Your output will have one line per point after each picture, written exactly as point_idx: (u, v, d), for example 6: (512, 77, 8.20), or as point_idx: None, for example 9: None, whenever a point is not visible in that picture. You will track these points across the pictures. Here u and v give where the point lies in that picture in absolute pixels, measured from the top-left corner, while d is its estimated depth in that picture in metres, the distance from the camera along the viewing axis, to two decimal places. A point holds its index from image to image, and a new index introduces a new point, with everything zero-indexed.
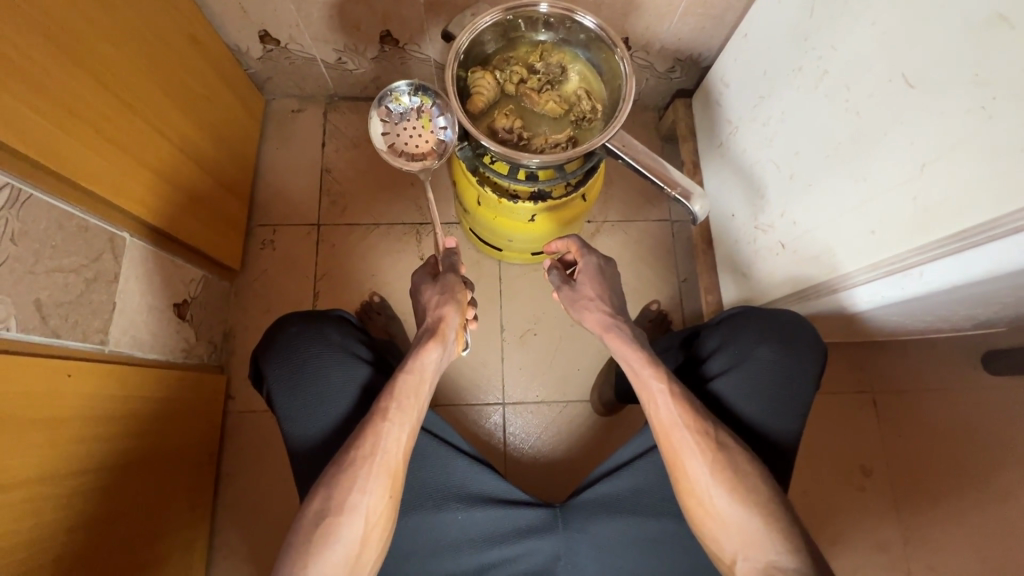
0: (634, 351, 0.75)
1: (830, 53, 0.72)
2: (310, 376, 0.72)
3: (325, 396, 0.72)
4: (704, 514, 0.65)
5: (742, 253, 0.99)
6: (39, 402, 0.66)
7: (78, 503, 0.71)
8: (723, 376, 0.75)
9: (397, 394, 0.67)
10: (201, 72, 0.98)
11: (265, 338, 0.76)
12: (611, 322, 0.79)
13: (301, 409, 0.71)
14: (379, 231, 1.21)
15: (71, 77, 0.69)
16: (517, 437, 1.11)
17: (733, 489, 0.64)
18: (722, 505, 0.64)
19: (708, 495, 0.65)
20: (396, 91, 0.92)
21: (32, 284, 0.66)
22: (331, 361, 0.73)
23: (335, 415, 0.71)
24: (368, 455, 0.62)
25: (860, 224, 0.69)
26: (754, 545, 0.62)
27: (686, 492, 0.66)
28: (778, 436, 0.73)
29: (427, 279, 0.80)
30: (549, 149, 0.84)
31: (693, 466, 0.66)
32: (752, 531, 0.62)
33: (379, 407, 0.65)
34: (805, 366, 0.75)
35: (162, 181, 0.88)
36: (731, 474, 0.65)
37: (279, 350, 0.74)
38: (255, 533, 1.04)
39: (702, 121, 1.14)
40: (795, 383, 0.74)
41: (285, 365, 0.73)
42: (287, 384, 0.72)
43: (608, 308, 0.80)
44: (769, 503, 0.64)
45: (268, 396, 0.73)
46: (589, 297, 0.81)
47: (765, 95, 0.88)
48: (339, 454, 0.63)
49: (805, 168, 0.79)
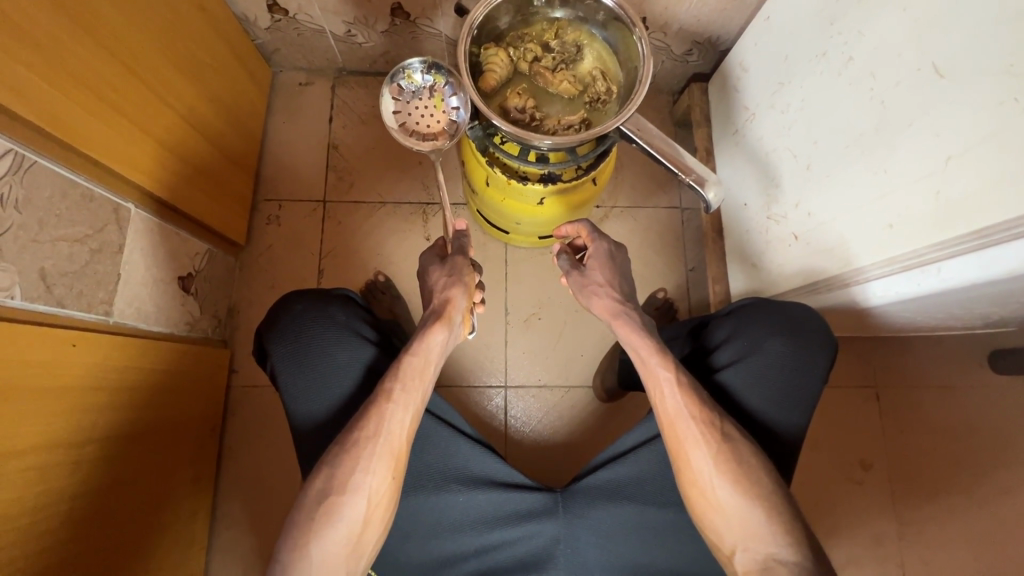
0: (641, 339, 0.74)
1: (857, 39, 0.70)
2: (314, 354, 0.72)
3: (329, 374, 0.72)
4: (706, 503, 0.65)
5: (753, 243, 0.98)
6: (43, 370, 0.66)
7: (83, 471, 0.72)
8: (728, 367, 0.75)
9: (402, 375, 0.67)
10: (207, 40, 0.96)
11: (269, 315, 0.76)
12: (620, 309, 0.78)
13: (305, 387, 0.71)
14: (386, 209, 1.20)
15: (74, 40, 0.67)
16: (519, 420, 1.11)
17: (734, 479, 0.64)
18: (724, 497, 0.64)
19: (710, 485, 0.65)
20: (409, 69, 0.90)
21: (37, 253, 0.65)
22: (336, 339, 0.73)
23: (340, 393, 0.71)
24: (372, 436, 0.62)
25: (877, 218, 0.67)
26: (754, 536, 0.62)
27: (688, 481, 0.66)
28: (783, 429, 0.73)
29: (435, 261, 0.80)
30: (561, 131, 0.82)
31: (695, 456, 0.66)
32: (752, 524, 0.62)
33: (384, 387, 0.65)
34: (814, 360, 0.74)
35: (168, 152, 0.87)
36: (733, 463, 0.65)
37: (284, 327, 0.73)
38: (257, 506, 1.05)
39: (718, 107, 1.11)
40: (802, 376, 0.73)
41: (289, 342, 0.72)
42: (291, 362, 0.71)
43: (616, 293, 0.79)
44: (770, 495, 0.64)
45: (271, 373, 0.72)
46: (598, 282, 0.80)
47: (784, 81, 0.86)
48: (342, 433, 0.63)
49: (822, 158, 0.77)
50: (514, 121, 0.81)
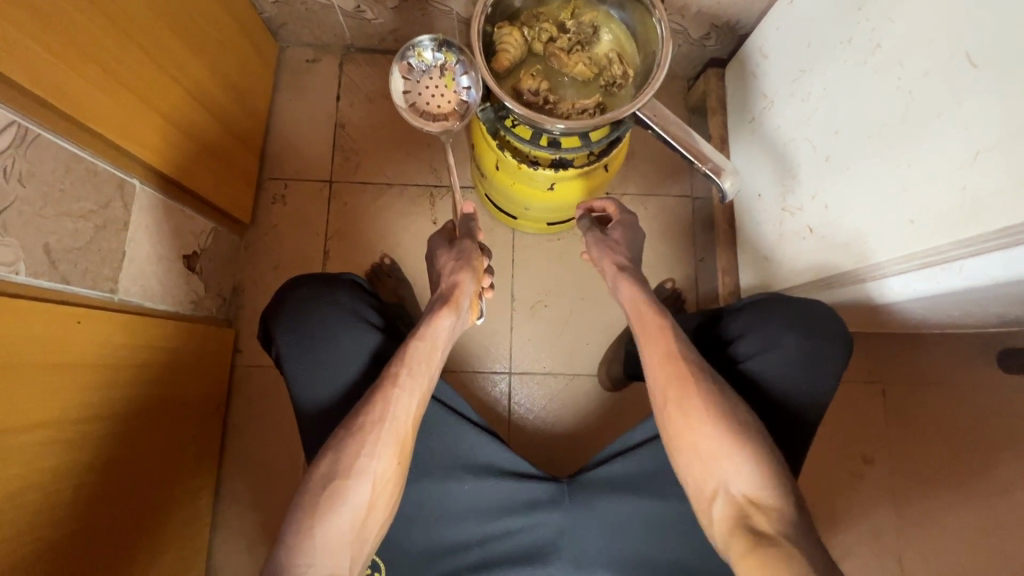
0: (644, 295, 0.78)
1: (886, 26, 0.67)
2: (320, 339, 0.71)
3: (335, 361, 0.71)
4: (689, 455, 0.65)
5: (766, 235, 0.96)
6: (49, 346, 0.65)
7: (89, 448, 0.72)
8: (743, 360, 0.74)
9: (408, 360, 0.66)
10: (214, 12, 0.93)
11: (275, 300, 0.75)
12: (626, 267, 0.81)
13: (311, 375, 0.70)
14: (393, 191, 1.18)
15: (78, 8, 0.65)
16: (522, 407, 1.11)
17: (720, 428, 0.64)
18: (711, 447, 0.64)
19: (697, 435, 0.65)
20: (419, 46, 0.88)
21: (40, 228, 0.64)
22: (341, 325, 0.72)
23: (344, 379, 0.71)
24: (377, 421, 0.62)
25: (897, 212, 0.66)
26: (735, 486, 0.62)
27: (674, 431, 0.67)
28: (795, 432, 0.71)
29: (443, 244, 0.80)
30: (575, 114, 0.80)
31: (682, 404, 0.67)
32: (735, 473, 0.63)
33: (390, 372, 0.65)
34: (831, 357, 0.73)
35: (174, 128, 0.85)
36: (719, 414, 0.65)
37: (289, 312, 0.73)
38: (261, 483, 1.06)
39: (736, 94, 1.08)
40: (817, 373, 0.72)
41: (294, 327, 0.72)
42: (299, 348, 0.71)
43: (619, 258, 0.83)
44: (760, 449, 0.63)
45: (277, 357, 0.72)
46: (609, 241, 0.84)
47: (806, 68, 0.83)
48: (347, 418, 0.63)
49: (843, 149, 0.75)
50: (527, 103, 0.79)
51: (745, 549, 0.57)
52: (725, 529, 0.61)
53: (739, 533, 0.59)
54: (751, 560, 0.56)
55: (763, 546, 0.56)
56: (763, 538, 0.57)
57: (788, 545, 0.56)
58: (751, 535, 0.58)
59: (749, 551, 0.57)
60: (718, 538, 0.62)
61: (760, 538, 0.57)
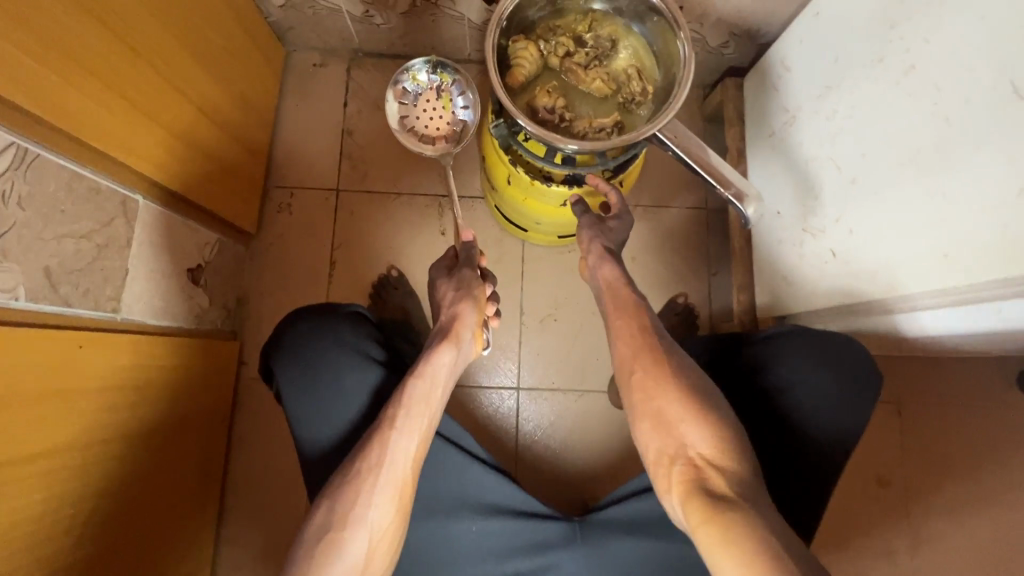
0: (624, 280, 0.81)
1: (922, 47, 0.64)
2: (322, 376, 0.70)
3: (336, 402, 0.70)
4: (652, 421, 0.70)
5: (784, 255, 0.93)
6: (52, 373, 0.64)
7: (93, 474, 0.70)
8: (766, 396, 0.72)
9: (406, 401, 0.67)
10: (220, 19, 0.91)
11: (275, 332, 0.73)
12: (611, 252, 0.82)
13: (312, 417, 0.69)
14: (401, 201, 1.16)
15: (80, 24, 0.63)
16: (531, 423, 1.09)
17: (684, 397, 0.69)
18: (674, 414, 0.68)
19: (661, 402, 0.70)
20: (413, 70, 0.95)
21: (40, 252, 0.62)
22: (343, 362, 0.71)
23: (347, 419, 0.69)
24: (374, 467, 0.63)
25: (928, 245, 0.63)
26: (694, 449, 0.66)
27: (640, 399, 0.72)
28: (820, 471, 0.69)
29: (444, 273, 0.83)
30: (592, 134, 0.77)
31: (648, 374, 0.72)
32: (694, 437, 0.66)
33: (387, 415, 0.66)
34: (859, 399, 0.71)
35: (178, 141, 0.83)
36: (684, 384, 0.70)
37: (290, 347, 0.71)
38: (266, 497, 1.05)
39: (754, 104, 1.05)
40: (842, 416, 0.70)
41: (295, 363, 0.70)
42: (299, 389, 0.69)
43: (608, 242, 0.83)
44: (722, 418, 0.67)
45: (277, 394, 0.71)
46: (602, 225, 0.84)
47: (832, 85, 0.80)
48: (346, 460, 0.65)
49: (871, 173, 0.72)
50: (542, 121, 0.76)
51: (700, 510, 0.60)
52: (681, 491, 0.64)
53: (695, 495, 0.62)
54: (706, 523, 0.59)
55: (717, 507, 0.59)
56: (718, 500, 0.60)
57: (742, 506, 0.59)
58: (707, 496, 0.61)
59: (702, 513, 0.60)
60: (674, 501, 0.65)
61: (714, 499, 0.60)
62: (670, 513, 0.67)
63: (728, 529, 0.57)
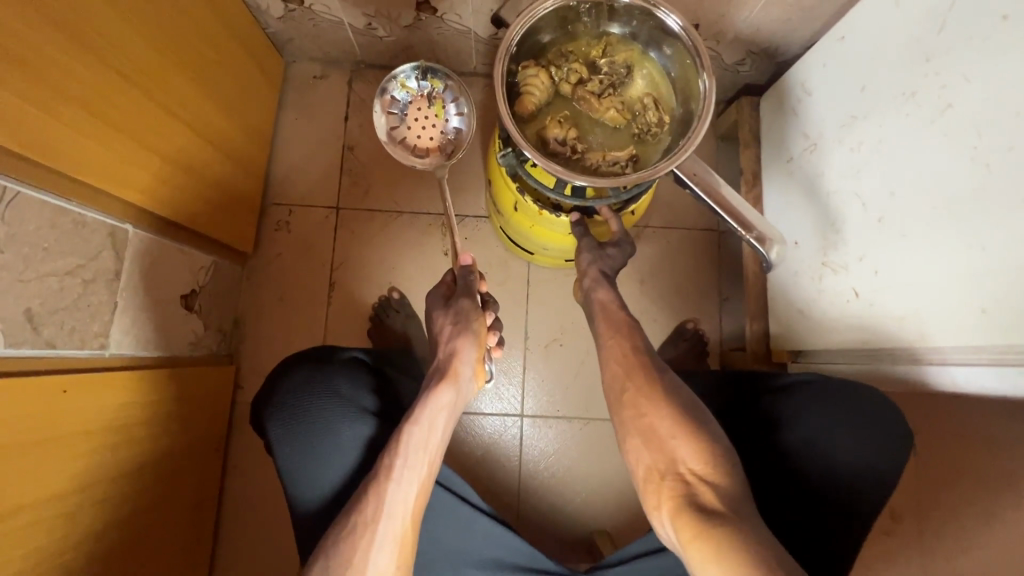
0: (615, 302, 0.82)
1: (960, 84, 0.61)
2: (314, 429, 0.69)
3: (331, 454, 0.69)
4: (643, 437, 0.69)
5: (800, 289, 0.89)
6: (34, 421, 0.60)
7: (82, 520, 0.67)
8: (786, 454, 0.71)
9: (402, 449, 0.63)
10: (215, 34, 0.86)
11: (267, 385, 0.73)
12: (601, 278, 0.84)
13: (307, 469, 0.68)
14: (403, 220, 1.12)
15: (61, 51, 0.59)
16: (535, 453, 1.06)
17: (675, 414, 0.68)
18: (665, 430, 0.68)
19: (652, 418, 0.69)
20: (401, 77, 0.91)
21: (21, 293, 0.59)
22: (335, 415, 0.70)
23: (339, 473, 0.69)
24: (370, 522, 0.60)
25: (966, 297, 0.61)
26: (684, 464, 0.65)
27: (630, 416, 0.71)
28: (839, 534, 0.66)
29: (440, 304, 0.77)
30: (605, 166, 0.74)
31: (640, 392, 0.72)
32: (684, 452, 0.66)
33: (384, 464, 0.63)
34: (872, 457, 0.68)
35: (170, 166, 0.79)
36: (675, 401, 0.70)
37: (282, 400, 0.70)
38: (260, 528, 1.01)
39: (769, 126, 0.99)
40: (855, 475, 0.68)
41: (287, 417, 0.70)
42: (294, 441, 0.69)
43: (605, 268, 0.84)
44: (712, 433, 0.67)
45: (268, 449, 0.70)
46: (600, 250, 0.84)
47: (857, 115, 0.76)
48: (341, 514, 0.61)
49: (899, 213, 0.69)
50: (552, 154, 0.73)
51: (690, 527, 0.59)
52: (670, 508, 0.63)
53: (684, 512, 0.61)
54: (697, 541, 0.58)
55: (708, 522, 0.58)
56: (708, 515, 0.59)
57: (732, 521, 0.58)
58: (697, 513, 0.60)
59: (693, 530, 0.59)
60: (664, 518, 0.64)
61: (705, 515, 0.59)
62: (659, 531, 0.66)
63: (719, 546, 0.56)
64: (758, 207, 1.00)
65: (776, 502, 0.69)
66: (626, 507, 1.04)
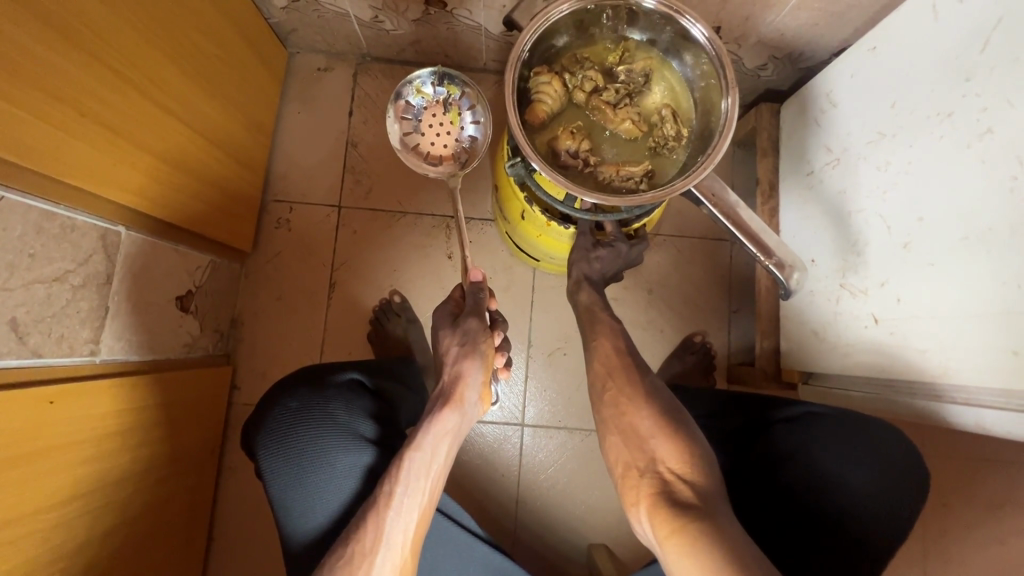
0: (602, 310, 0.80)
1: (1003, 109, 0.57)
2: (306, 459, 0.67)
3: (324, 484, 0.67)
4: (622, 436, 0.68)
5: (814, 309, 0.86)
6: (23, 434, 0.58)
7: (73, 530, 0.66)
8: (789, 489, 0.69)
9: (403, 477, 0.61)
10: (214, 24, 0.82)
11: (261, 409, 0.71)
12: (581, 280, 0.82)
13: (299, 501, 0.66)
14: (406, 222, 1.09)
15: (49, 49, 0.56)
16: (533, 463, 1.04)
17: (657, 414, 0.67)
18: (645, 429, 0.66)
19: (632, 418, 0.68)
20: (418, 82, 0.86)
21: (7, 302, 0.57)
22: (329, 444, 0.68)
23: (334, 504, 0.67)
24: (367, 551, 0.58)
25: (996, 337, 0.58)
26: (662, 463, 0.63)
27: (611, 416, 0.71)
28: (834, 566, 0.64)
29: (446, 323, 0.73)
30: (618, 181, 0.71)
31: (622, 392, 0.71)
32: (663, 451, 0.64)
33: (384, 491, 0.61)
34: (869, 484, 0.66)
35: (167, 165, 0.77)
36: (656, 402, 0.69)
37: (274, 427, 0.69)
38: (252, 528, 1.00)
39: (790, 135, 0.94)
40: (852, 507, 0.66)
41: (278, 446, 0.68)
42: (284, 471, 0.67)
43: (590, 271, 0.82)
44: (692, 433, 0.65)
45: (260, 475, 0.68)
46: (589, 251, 0.81)
47: (885, 132, 0.72)
48: (339, 541, 0.60)
49: (928, 241, 0.65)
50: (563, 166, 0.71)
51: (665, 522, 0.58)
52: (646, 504, 0.61)
53: (659, 507, 0.60)
54: (673, 535, 0.56)
55: (682, 517, 0.57)
56: (683, 509, 0.58)
57: (709, 516, 0.57)
58: (673, 507, 0.59)
59: (668, 525, 0.57)
60: (641, 515, 0.62)
61: (679, 509, 0.58)
62: (637, 529, 0.64)
63: (693, 539, 0.55)
64: (773, 220, 0.97)
65: (774, 531, 0.68)
66: (624, 519, 1.02)
